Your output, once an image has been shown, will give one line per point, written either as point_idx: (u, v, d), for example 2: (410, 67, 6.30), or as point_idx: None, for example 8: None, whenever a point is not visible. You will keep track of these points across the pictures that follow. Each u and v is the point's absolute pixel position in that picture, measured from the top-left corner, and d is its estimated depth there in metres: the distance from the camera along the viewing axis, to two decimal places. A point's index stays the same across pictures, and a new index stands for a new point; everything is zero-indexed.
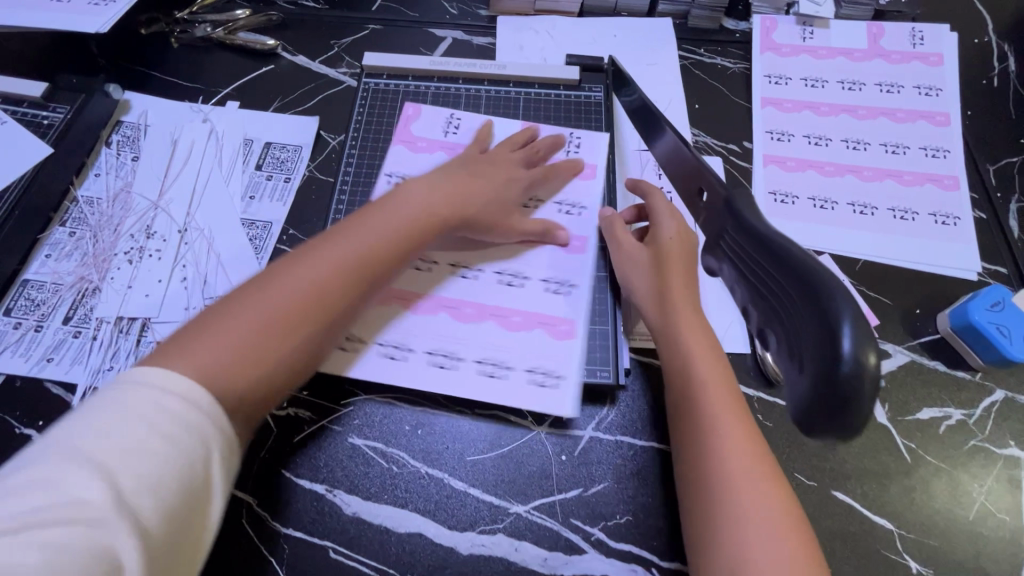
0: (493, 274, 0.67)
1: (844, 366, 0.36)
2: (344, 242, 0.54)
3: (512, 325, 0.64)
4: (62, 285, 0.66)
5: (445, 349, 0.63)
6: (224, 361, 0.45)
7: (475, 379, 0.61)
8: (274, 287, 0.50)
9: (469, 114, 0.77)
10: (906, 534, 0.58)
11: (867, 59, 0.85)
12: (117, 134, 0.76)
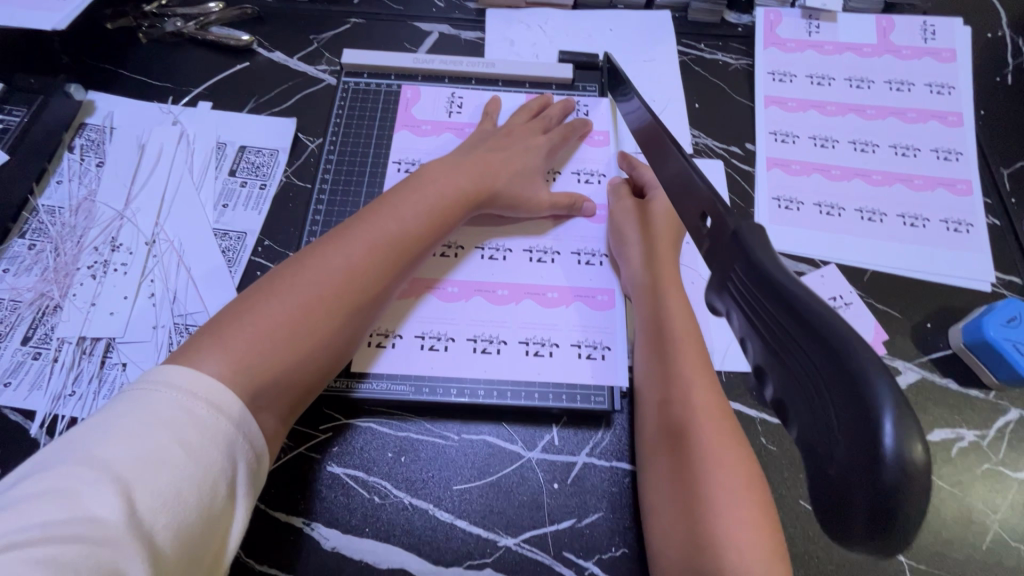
0: (477, 251, 0.66)
1: (888, 472, 0.23)
2: (368, 230, 0.56)
3: (497, 300, 0.64)
4: (20, 302, 0.62)
5: (433, 329, 0.62)
6: (253, 353, 0.47)
7: (462, 357, 0.61)
8: (299, 281, 0.51)
9: (472, 92, 0.75)
10: (917, 565, 0.55)
11: (876, 55, 0.81)
12: (81, 138, 0.71)
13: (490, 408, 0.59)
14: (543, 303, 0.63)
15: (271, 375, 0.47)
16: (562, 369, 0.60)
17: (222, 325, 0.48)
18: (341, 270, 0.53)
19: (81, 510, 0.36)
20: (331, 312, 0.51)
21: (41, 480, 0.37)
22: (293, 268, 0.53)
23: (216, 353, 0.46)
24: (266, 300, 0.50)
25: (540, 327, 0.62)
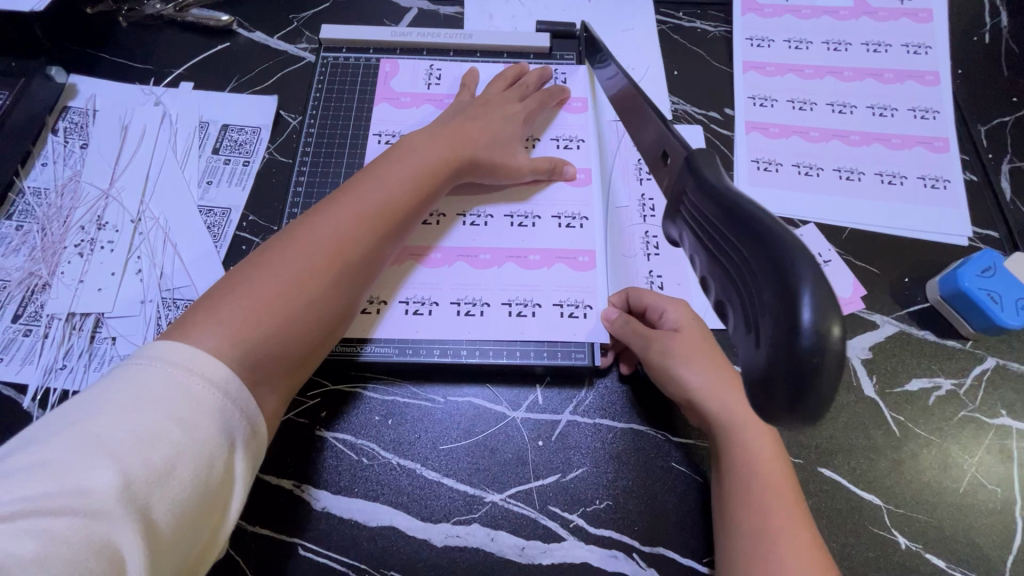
0: (459, 218, 0.67)
1: (804, 341, 0.26)
2: (358, 200, 0.55)
3: (480, 264, 0.65)
4: (9, 281, 0.63)
5: (416, 295, 0.63)
6: (250, 326, 0.46)
7: (446, 320, 0.62)
8: (289, 252, 0.51)
9: (450, 64, 0.75)
10: (895, 509, 0.57)
11: (853, 17, 0.81)
12: (64, 120, 0.72)
13: (473, 370, 0.60)
14: (525, 266, 0.64)
15: (270, 348, 0.47)
16: (543, 329, 0.61)
17: (214, 300, 0.47)
18: (332, 241, 0.52)
19: (73, 483, 0.35)
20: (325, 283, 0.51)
21: (35, 450, 0.37)
22: (281, 241, 0.52)
23: (211, 327, 0.45)
24: (257, 273, 0.49)
25: (522, 289, 0.63)
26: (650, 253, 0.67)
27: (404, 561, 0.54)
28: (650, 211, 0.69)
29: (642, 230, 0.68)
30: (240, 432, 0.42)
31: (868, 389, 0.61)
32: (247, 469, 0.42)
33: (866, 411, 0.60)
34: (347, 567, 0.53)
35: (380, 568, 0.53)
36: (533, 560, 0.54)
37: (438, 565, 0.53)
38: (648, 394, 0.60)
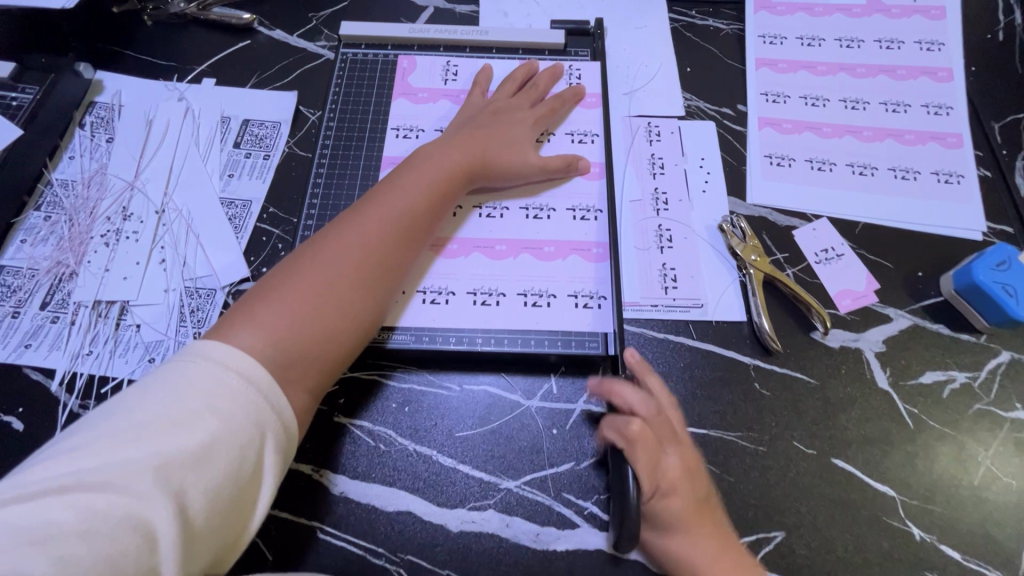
0: (476, 209, 0.68)
1: None
2: (382, 206, 0.58)
3: (495, 255, 0.66)
4: (38, 270, 0.65)
5: (434, 284, 0.64)
6: (285, 330, 0.48)
7: (463, 309, 0.63)
8: (319, 261, 0.53)
9: (466, 60, 0.76)
10: (909, 500, 0.57)
11: (866, 15, 0.82)
12: (90, 116, 0.74)
13: (487, 360, 0.61)
14: (540, 258, 0.65)
15: (305, 350, 0.49)
16: (558, 320, 0.62)
17: (250, 307, 0.49)
18: (360, 247, 0.55)
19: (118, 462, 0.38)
20: (354, 288, 0.53)
21: (88, 433, 0.40)
22: (311, 249, 0.55)
23: (249, 331, 0.47)
24: (289, 280, 0.51)
25: (537, 280, 0.64)
26: (664, 246, 0.67)
27: (421, 545, 0.54)
28: (664, 205, 0.70)
29: (656, 223, 0.69)
30: (271, 425, 0.43)
31: (881, 380, 0.61)
32: (278, 464, 0.44)
33: (880, 402, 0.60)
34: (364, 551, 0.54)
35: (397, 552, 0.54)
36: (547, 546, 0.54)
37: (454, 550, 0.54)
38: (661, 385, 0.61)
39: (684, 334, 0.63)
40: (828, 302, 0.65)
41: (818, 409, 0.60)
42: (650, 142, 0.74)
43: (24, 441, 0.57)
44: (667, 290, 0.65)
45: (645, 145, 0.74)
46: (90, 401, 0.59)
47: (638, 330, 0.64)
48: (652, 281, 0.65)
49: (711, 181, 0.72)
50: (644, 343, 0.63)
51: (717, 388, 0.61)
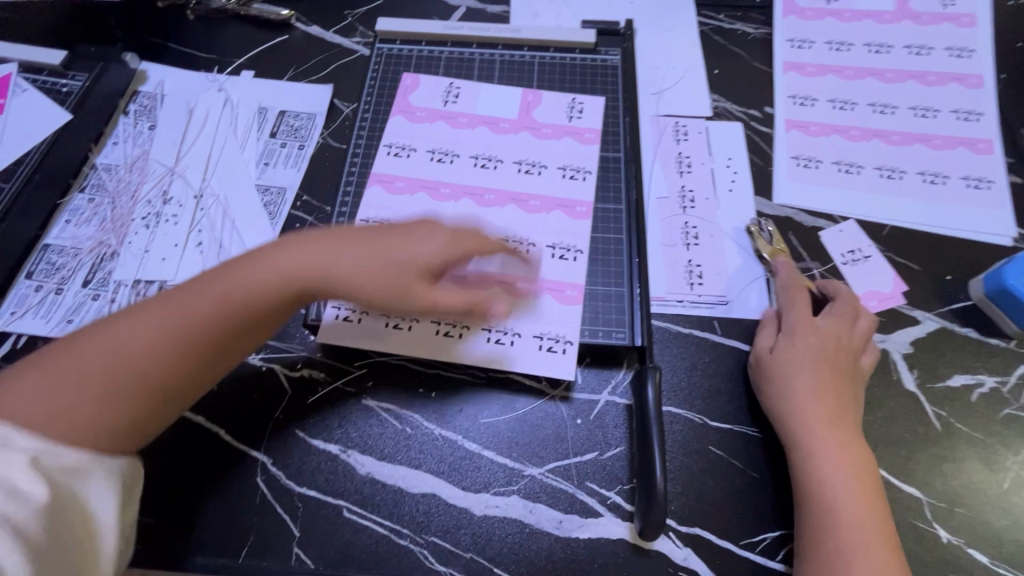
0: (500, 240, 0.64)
1: None
2: (281, 260, 0.52)
3: (516, 293, 0.62)
4: (81, 249, 0.67)
5: (450, 316, 0.61)
6: (147, 367, 0.47)
7: (475, 348, 0.60)
8: (197, 290, 0.50)
9: (469, 83, 0.75)
10: (936, 502, 0.56)
11: (896, 21, 0.82)
12: (134, 103, 0.76)
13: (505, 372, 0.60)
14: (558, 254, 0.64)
15: (79, 402, 0.45)
16: (561, 312, 0.61)
17: (126, 334, 0.48)
18: (249, 288, 0.51)
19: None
20: (225, 324, 0.50)
21: None
22: (195, 284, 0.51)
23: (51, 365, 0.46)
24: (153, 313, 0.49)
25: (553, 283, 0.62)
26: (690, 243, 0.68)
27: (445, 528, 0.55)
28: (690, 203, 0.70)
29: (682, 221, 0.69)
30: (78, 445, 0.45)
31: (908, 382, 0.61)
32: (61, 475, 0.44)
33: (907, 404, 0.60)
34: (389, 532, 0.54)
35: (421, 534, 0.54)
36: (570, 534, 0.54)
37: (477, 533, 0.54)
38: (686, 380, 0.61)
39: (709, 330, 0.64)
40: None
41: None
42: (677, 141, 0.75)
43: None
44: (693, 286, 0.66)
45: (672, 144, 0.75)
46: None
47: (662, 325, 0.64)
48: (678, 277, 0.66)
49: (738, 181, 0.72)
50: (668, 338, 0.63)
51: (742, 383, 0.61)
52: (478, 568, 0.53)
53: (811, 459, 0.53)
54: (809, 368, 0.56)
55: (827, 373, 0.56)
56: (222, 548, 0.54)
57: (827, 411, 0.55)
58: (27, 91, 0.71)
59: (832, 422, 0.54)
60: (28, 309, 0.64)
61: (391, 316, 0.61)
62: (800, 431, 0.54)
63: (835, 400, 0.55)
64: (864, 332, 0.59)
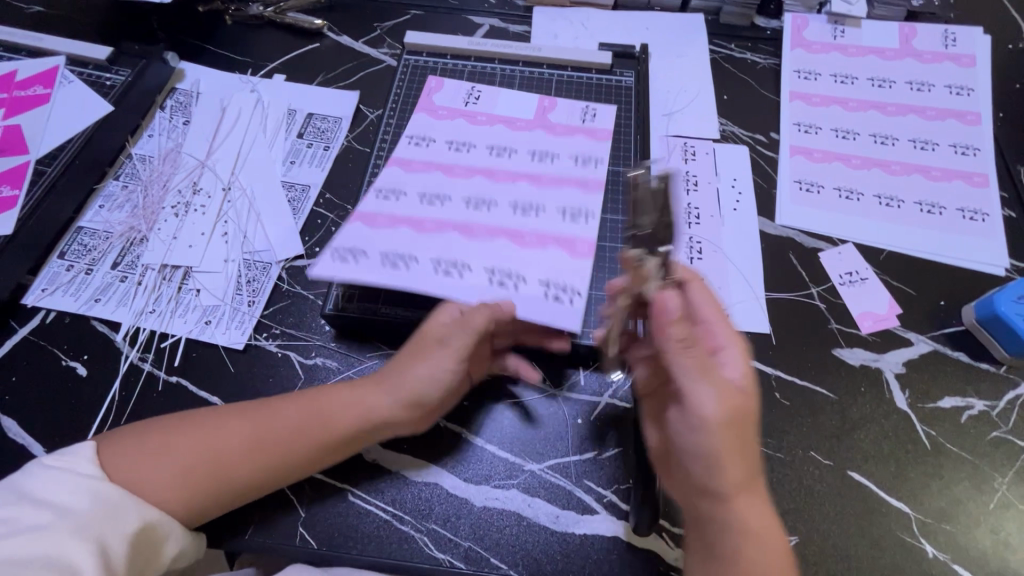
0: (510, 207, 0.66)
1: None
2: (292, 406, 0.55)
3: (527, 244, 0.63)
4: (112, 233, 0.70)
5: (453, 260, 0.61)
6: (225, 454, 0.51)
7: (478, 289, 0.59)
8: (268, 416, 0.54)
9: (489, 89, 0.78)
10: (923, 517, 0.58)
11: (899, 58, 0.86)
12: (170, 100, 0.80)
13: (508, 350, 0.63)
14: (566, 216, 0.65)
15: (170, 474, 0.50)
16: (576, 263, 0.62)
17: (198, 423, 0.53)
18: (311, 409, 0.55)
19: (49, 518, 0.44)
20: (298, 444, 0.53)
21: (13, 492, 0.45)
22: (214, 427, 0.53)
23: (137, 436, 0.51)
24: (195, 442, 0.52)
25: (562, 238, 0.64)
26: (694, 257, 0.71)
27: (446, 517, 0.56)
28: (696, 219, 0.73)
29: (687, 236, 0.72)
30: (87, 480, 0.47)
31: (900, 401, 0.63)
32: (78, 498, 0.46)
33: (898, 421, 0.62)
34: (391, 517, 0.56)
35: (422, 522, 0.56)
36: (566, 529, 0.56)
37: (476, 524, 0.56)
38: None
39: None
40: (849, 322, 0.67)
41: (836, 423, 0.62)
42: (685, 160, 0.78)
43: (88, 385, 0.61)
44: None
45: (680, 163, 0.78)
46: (149, 354, 0.63)
47: None
48: None
49: (742, 201, 0.75)
50: None
51: None
52: (475, 558, 0.55)
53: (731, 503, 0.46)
54: (747, 404, 0.46)
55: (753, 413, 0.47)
56: (229, 525, 0.55)
57: (752, 457, 0.47)
58: (73, 83, 0.75)
59: (750, 468, 0.47)
60: (59, 287, 0.67)
61: (399, 261, 0.61)
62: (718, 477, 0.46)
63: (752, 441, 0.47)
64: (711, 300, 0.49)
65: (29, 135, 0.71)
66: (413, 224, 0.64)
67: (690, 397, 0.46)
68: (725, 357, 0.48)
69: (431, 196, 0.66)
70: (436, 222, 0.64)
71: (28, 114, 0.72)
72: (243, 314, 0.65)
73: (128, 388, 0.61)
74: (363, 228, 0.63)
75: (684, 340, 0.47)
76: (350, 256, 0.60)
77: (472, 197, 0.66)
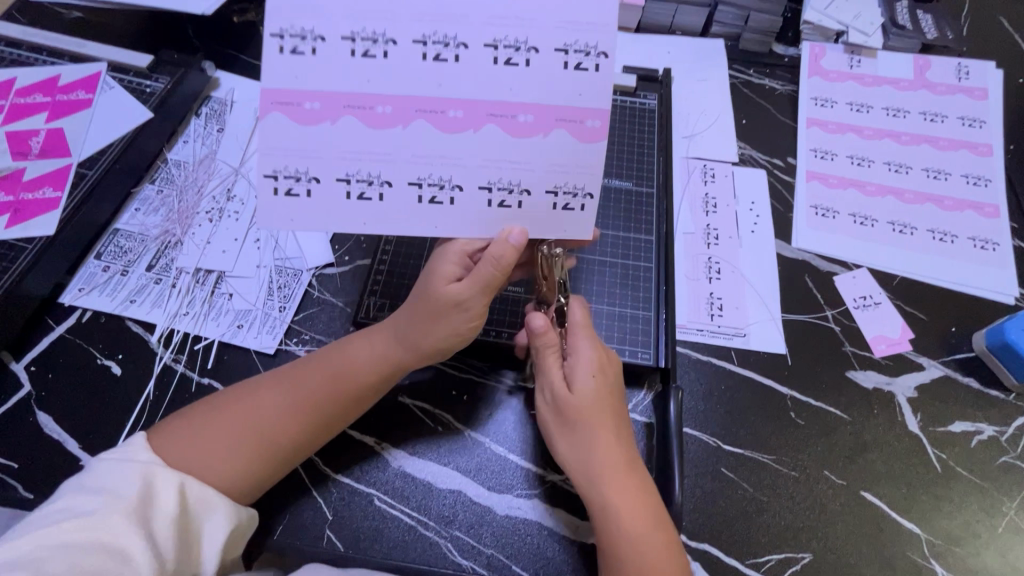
0: (558, 53, 0.45)
1: None
2: (311, 375, 0.56)
3: (587, 135, 0.48)
4: (148, 236, 0.72)
5: (503, 178, 0.49)
6: (271, 423, 0.53)
7: (539, 214, 0.51)
8: (293, 381, 0.55)
9: None
10: (933, 539, 0.59)
11: (913, 89, 0.88)
12: (206, 107, 0.83)
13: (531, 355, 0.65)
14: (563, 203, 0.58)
15: (231, 451, 0.51)
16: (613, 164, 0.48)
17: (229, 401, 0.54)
18: (335, 372, 0.56)
19: (102, 504, 0.44)
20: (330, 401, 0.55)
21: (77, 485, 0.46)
22: (243, 409, 0.53)
23: (183, 425, 0.52)
24: (227, 424, 0.52)
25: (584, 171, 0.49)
26: (713, 277, 0.73)
27: (469, 524, 0.58)
28: (715, 240, 0.76)
29: (706, 257, 0.74)
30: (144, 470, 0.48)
31: (912, 424, 0.65)
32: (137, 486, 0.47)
33: (909, 444, 0.64)
34: (415, 523, 0.58)
35: (446, 528, 0.57)
36: (587, 539, 0.57)
37: (498, 532, 0.57)
38: (702, 405, 0.65)
39: (726, 359, 0.68)
40: (863, 345, 0.69)
41: (850, 444, 0.63)
42: (705, 182, 0.81)
43: (122, 384, 0.63)
44: (714, 317, 0.70)
45: (700, 184, 0.80)
46: (182, 356, 0.65)
47: (684, 351, 0.68)
48: (700, 308, 0.71)
49: (760, 224, 0.78)
50: (688, 363, 0.67)
51: (754, 411, 0.65)
52: (497, 565, 0.56)
53: (603, 502, 0.52)
54: (604, 405, 0.55)
55: (610, 410, 0.55)
56: (258, 526, 0.57)
57: (620, 456, 0.54)
58: (114, 89, 0.77)
59: (622, 467, 0.53)
60: (95, 287, 0.68)
61: (424, 184, 0.49)
62: (591, 471, 0.53)
63: (622, 439, 0.55)
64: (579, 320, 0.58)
65: (71, 139, 0.73)
66: (426, 112, 0.47)
67: (548, 393, 0.57)
68: (575, 359, 0.56)
69: (432, 41, 0.45)
70: (463, 110, 0.47)
71: (71, 118, 0.75)
72: (274, 319, 0.67)
73: (161, 388, 0.63)
74: (358, 125, 0.46)
75: (548, 349, 0.56)
76: (359, 196, 0.48)
77: (499, 39, 0.45)
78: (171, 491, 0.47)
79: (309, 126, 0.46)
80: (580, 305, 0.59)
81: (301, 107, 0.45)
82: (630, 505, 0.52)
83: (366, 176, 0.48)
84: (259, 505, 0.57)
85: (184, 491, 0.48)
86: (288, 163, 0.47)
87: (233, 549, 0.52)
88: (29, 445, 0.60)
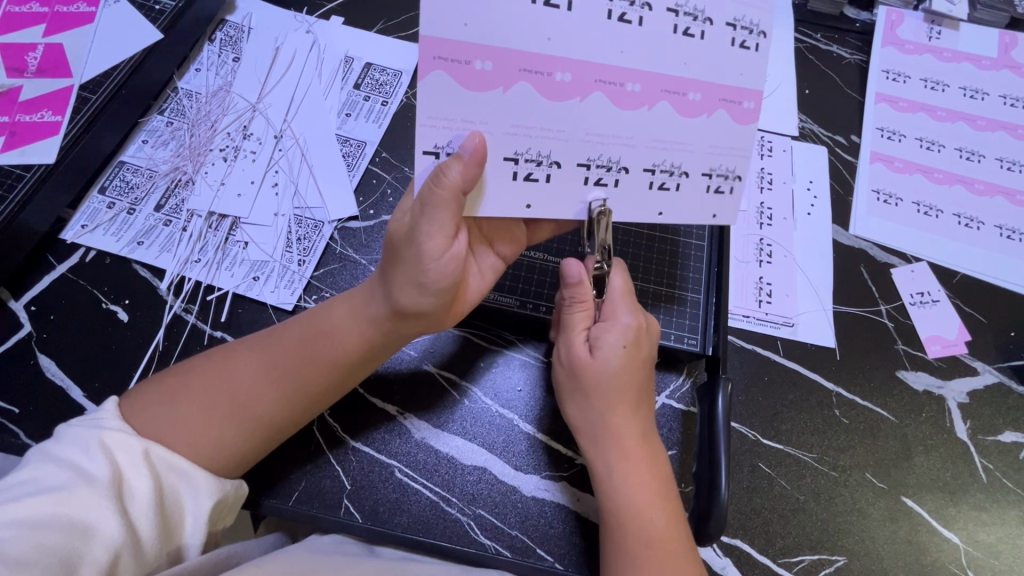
0: (668, 14, 0.43)
1: None
2: (286, 343, 0.49)
3: (688, 110, 0.45)
4: (156, 172, 0.66)
5: (602, 154, 0.46)
6: (264, 414, 0.48)
7: (693, 199, 0.48)
8: (272, 353, 0.49)
9: None
10: (972, 550, 0.57)
11: (994, 69, 0.80)
12: (220, 32, 0.74)
13: None
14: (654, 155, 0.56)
15: (225, 442, 0.46)
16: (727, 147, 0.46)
17: (212, 377, 0.47)
18: (326, 354, 0.49)
19: (72, 479, 0.39)
20: (328, 391, 0.50)
21: (39, 463, 0.40)
22: (212, 378, 0.47)
23: (162, 403, 0.45)
24: (194, 393, 0.46)
25: (670, 153, 0.46)
26: (763, 261, 0.68)
27: (495, 503, 0.55)
28: (768, 221, 0.70)
29: (757, 238, 0.69)
30: (118, 440, 0.42)
31: (961, 431, 0.61)
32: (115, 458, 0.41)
33: (957, 450, 0.61)
34: (438, 498, 0.55)
35: (469, 506, 0.55)
36: None
37: (524, 513, 0.55)
38: (744, 396, 0.61)
39: (771, 349, 0.64)
40: (916, 345, 0.65)
41: (895, 449, 0.60)
42: (761, 156, 0.74)
43: (126, 331, 0.59)
44: (761, 304, 0.66)
45: (756, 157, 0.74)
46: (194, 306, 0.60)
47: (732, 339, 0.64)
48: (747, 293, 0.66)
49: (817, 206, 0.72)
50: (733, 350, 0.63)
51: (798, 407, 0.61)
52: (522, 547, 0.54)
53: (609, 474, 0.49)
54: (631, 379, 0.50)
55: (634, 384, 0.50)
56: (269, 491, 0.54)
57: (636, 429, 0.50)
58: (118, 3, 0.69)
59: (637, 439, 0.50)
60: (99, 225, 0.63)
61: (522, 159, 0.45)
62: (597, 438, 0.50)
63: (642, 414, 0.51)
64: (621, 294, 0.52)
65: (72, 57, 0.66)
66: (531, 72, 0.42)
67: (565, 356, 0.52)
68: (604, 328, 0.51)
69: None
70: (570, 73, 0.43)
71: (72, 34, 0.67)
72: (292, 274, 0.62)
73: (171, 339, 0.59)
74: (534, 93, 0.43)
75: (578, 304, 0.52)
76: (527, 177, 0.45)
77: None
78: (142, 465, 0.42)
79: (477, 91, 0.42)
80: (619, 270, 0.53)
81: (471, 68, 0.42)
82: (638, 480, 0.48)
83: (536, 156, 0.45)
84: (272, 470, 0.54)
85: (155, 466, 0.42)
86: (450, 135, 0.43)
87: (221, 519, 0.47)
88: (29, 389, 0.56)
